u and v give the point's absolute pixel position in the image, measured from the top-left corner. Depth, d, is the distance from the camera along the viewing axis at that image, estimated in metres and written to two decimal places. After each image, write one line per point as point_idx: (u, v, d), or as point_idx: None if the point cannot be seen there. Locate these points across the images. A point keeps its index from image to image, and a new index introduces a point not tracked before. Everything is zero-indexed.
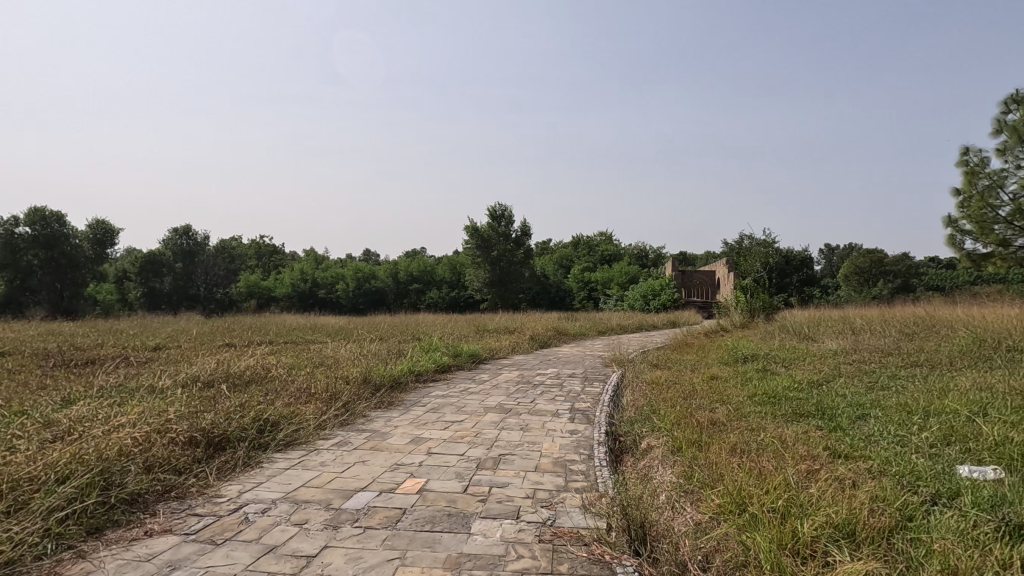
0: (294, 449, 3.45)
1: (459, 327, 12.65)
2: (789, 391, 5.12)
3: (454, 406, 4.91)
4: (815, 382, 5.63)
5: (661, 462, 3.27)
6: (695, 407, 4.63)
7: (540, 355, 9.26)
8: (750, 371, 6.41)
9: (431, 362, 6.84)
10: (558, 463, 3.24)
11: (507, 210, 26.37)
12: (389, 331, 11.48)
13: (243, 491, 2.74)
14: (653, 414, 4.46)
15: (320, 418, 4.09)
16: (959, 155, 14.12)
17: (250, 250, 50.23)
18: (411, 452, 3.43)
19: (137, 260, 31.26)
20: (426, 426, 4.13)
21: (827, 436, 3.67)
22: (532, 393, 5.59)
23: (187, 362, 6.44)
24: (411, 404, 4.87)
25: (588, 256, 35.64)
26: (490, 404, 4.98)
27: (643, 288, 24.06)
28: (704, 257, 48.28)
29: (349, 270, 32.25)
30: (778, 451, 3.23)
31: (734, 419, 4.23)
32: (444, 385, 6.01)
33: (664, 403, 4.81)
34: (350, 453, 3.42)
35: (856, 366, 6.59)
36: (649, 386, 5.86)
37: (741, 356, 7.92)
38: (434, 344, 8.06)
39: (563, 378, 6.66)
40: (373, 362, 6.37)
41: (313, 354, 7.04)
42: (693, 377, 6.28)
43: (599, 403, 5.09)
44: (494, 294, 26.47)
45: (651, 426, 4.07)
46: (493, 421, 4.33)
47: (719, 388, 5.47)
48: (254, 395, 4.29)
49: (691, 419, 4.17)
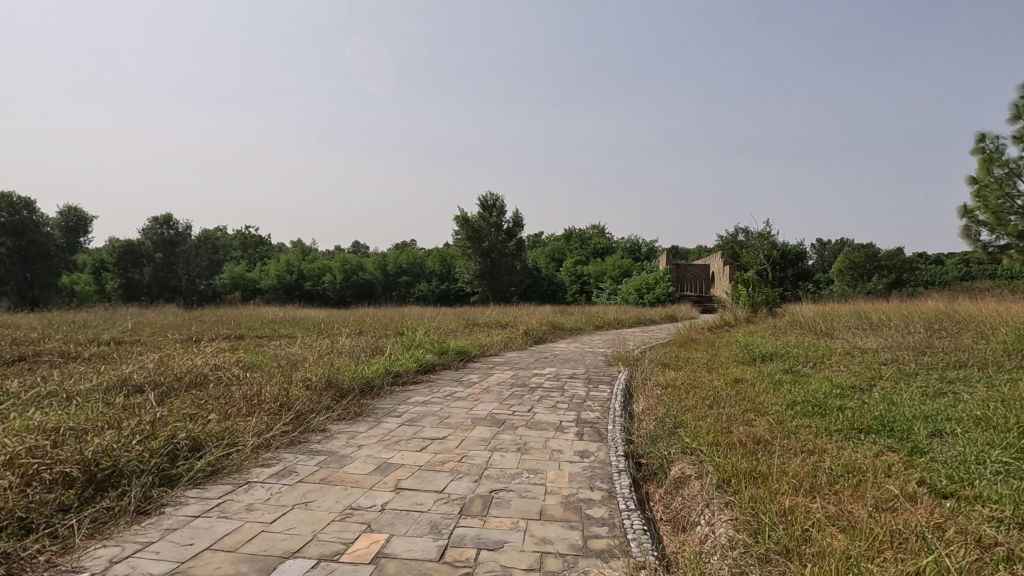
0: (218, 483, 2.58)
1: (448, 321, 11.76)
2: (832, 399, 4.34)
3: (434, 417, 4.04)
4: (859, 388, 4.82)
5: (708, 506, 2.45)
6: (729, 420, 3.81)
7: (535, 352, 8.41)
8: (777, 373, 5.61)
9: (412, 362, 5.98)
10: (570, 508, 2.39)
11: (499, 200, 25.43)
12: (371, 325, 10.60)
13: (115, 563, 1.86)
14: (680, 429, 3.63)
15: (263, 436, 3.21)
16: (974, 142, 13.49)
17: (234, 241, 48.82)
18: (373, 489, 2.57)
19: (114, 249, 30.03)
20: (398, 447, 3.28)
21: (908, 464, 2.88)
22: (529, 399, 4.75)
23: (128, 359, 5.55)
24: (385, 416, 4.01)
25: (580, 249, 34.77)
26: (478, 415, 4.12)
27: (637, 281, 23.29)
28: (698, 251, 47.61)
29: (336, 262, 31.26)
30: (863, 491, 2.42)
31: (780, 436, 3.42)
32: (426, 389, 5.15)
33: (688, 414, 4.00)
34: (290, 490, 2.55)
35: (895, 366, 5.82)
36: (664, 390, 5.02)
37: (759, 355, 7.13)
38: (417, 339, 7.20)
39: (563, 379, 5.83)
40: (344, 361, 5.49)
41: (277, 353, 6.13)
42: (713, 380, 5.46)
43: (608, 412, 4.27)
44: (485, 287, 25.88)
45: (683, 445, 3.24)
46: (482, 439, 3.48)
47: (749, 394, 4.64)
48: (182, 407, 3.41)
49: (730, 436, 3.35)
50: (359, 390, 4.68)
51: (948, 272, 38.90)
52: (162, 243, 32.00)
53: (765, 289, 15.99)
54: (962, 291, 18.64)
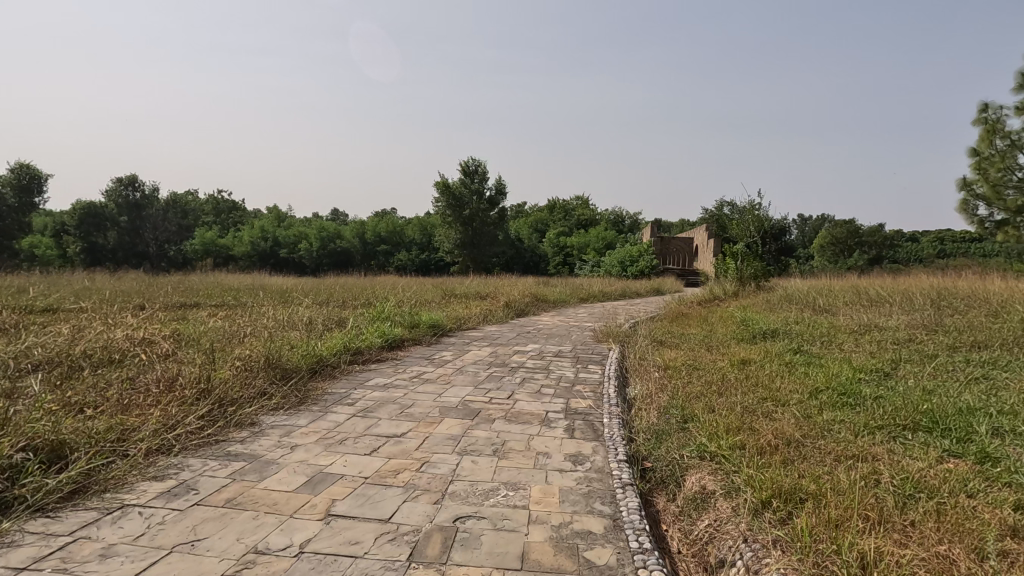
0: (74, 513, 1.86)
1: (424, 292, 10.99)
2: (858, 386, 3.76)
3: (394, 407, 3.34)
4: (882, 372, 4.26)
5: (747, 543, 1.83)
6: (747, 413, 3.20)
7: (517, 326, 7.73)
8: (785, 354, 5.04)
9: (377, 337, 5.26)
10: (563, 549, 1.73)
11: (481, 166, 24.43)
12: (341, 294, 9.79)
13: None
14: (692, 425, 3.01)
15: (164, 434, 2.48)
16: (976, 112, 12.97)
17: (206, 205, 46.85)
18: (294, 519, 1.88)
19: (74, 211, 28.37)
20: (343, 448, 2.60)
21: (984, 476, 2.29)
22: (509, 382, 4.08)
23: (40, 330, 4.74)
24: (333, 405, 3.30)
25: (563, 220, 33.95)
26: (448, 404, 3.43)
27: (622, 253, 22.68)
28: (682, 224, 47.17)
29: (312, 229, 30.07)
30: (954, 524, 1.82)
31: (813, 435, 2.81)
32: (390, 369, 4.47)
33: (697, 404, 3.37)
34: (177, 519, 1.84)
35: (912, 347, 5.29)
36: (664, 372, 4.40)
37: (759, 333, 6.57)
38: (386, 311, 6.46)
39: (547, 358, 5.18)
40: (296, 337, 4.74)
41: (222, 326, 5.36)
42: (716, 361, 4.85)
43: (602, 400, 3.63)
44: (465, 256, 25.13)
45: (699, 447, 2.62)
46: (450, 437, 2.80)
47: (762, 378, 4.04)
48: (62, 395, 2.66)
49: (755, 435, 2.73)
50: (307, 372, 3.95)
51: (928, 248, 39.12)
52: (127, 207, 30.43)
53: (754, 262, 15.48)
54: (949, 268, 18.42)
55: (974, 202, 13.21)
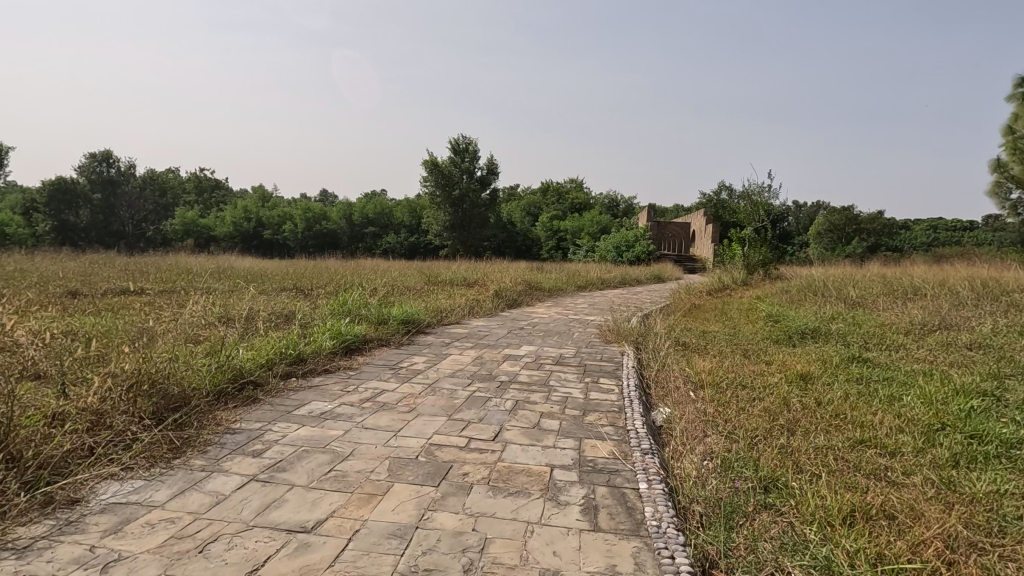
0: None
1: (404, 278, 9.78)
2: (984, 422, 2.68)
3: (321, 460, 2.22)
4: (994, 396, 3.19)
5: None
6: (856, 477, 2.11)
7: (507, 320, 6.60)
8: (846, 366, 3.97)
9: (328, 339, 4.11)
10: None
11: (472, 144, 23.14)
12: (308, 280, 8.57)
13: None
14: (782, 505, 1.92)
15: None
16: (1011, 88, 11.87)
17: (187, 183, 45.03)
18: None
19: (43, 188, 26.75)
20: (198, 566, 1.47)
21: None
22: (496, 411, 2.96)
23: None
24: (226, 461, 2.15)
25: (556, 203, 32.60)
26: (403, 454, 2.30)
27: (618, 237, 21.52)
28: (677, 209, 46.00)
29: (296, 210, 28.66)
30: None
31: (991, 530, 1.74)
32: (338, 385, 3.35)
33: (772, 458, 2.29)
34: None
35: (1002, 356, 4.22)
36: (703, 397, 3.29)
37: (797, 333, 5.49)
38: (349, 302, 5.31)
39: (547, 367, 4.08)
40: (214, 342, 3.58)
41: (129, 324, 4.18)
42: (763, 374, 3.77)
43: (628, 443, 2.53)
44: (454, 240, 23.93)
45: (822, 566, 1.53)
46: (396, 531, 1.68)
47: (840, 407, 2.96)
48: None
49: (906, 537, 1.64)
50: (211, 400, 2.79)
51: (929, 237, 38.25)
52: (101, 183, 28.89)
53: (763, 249, 14.39)
54: (965, 257, 17.36)
55: (1006, 185, 12.14)
